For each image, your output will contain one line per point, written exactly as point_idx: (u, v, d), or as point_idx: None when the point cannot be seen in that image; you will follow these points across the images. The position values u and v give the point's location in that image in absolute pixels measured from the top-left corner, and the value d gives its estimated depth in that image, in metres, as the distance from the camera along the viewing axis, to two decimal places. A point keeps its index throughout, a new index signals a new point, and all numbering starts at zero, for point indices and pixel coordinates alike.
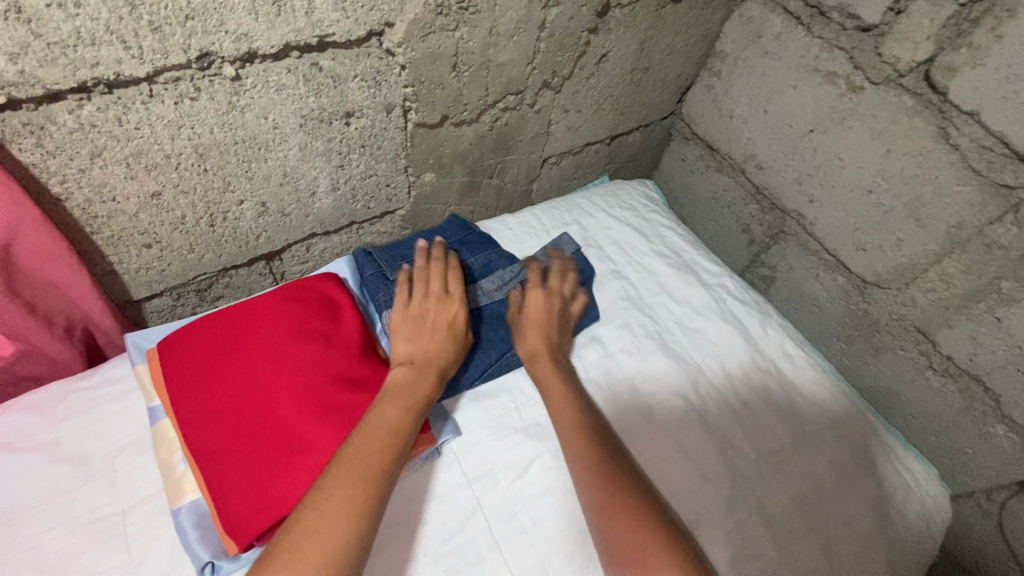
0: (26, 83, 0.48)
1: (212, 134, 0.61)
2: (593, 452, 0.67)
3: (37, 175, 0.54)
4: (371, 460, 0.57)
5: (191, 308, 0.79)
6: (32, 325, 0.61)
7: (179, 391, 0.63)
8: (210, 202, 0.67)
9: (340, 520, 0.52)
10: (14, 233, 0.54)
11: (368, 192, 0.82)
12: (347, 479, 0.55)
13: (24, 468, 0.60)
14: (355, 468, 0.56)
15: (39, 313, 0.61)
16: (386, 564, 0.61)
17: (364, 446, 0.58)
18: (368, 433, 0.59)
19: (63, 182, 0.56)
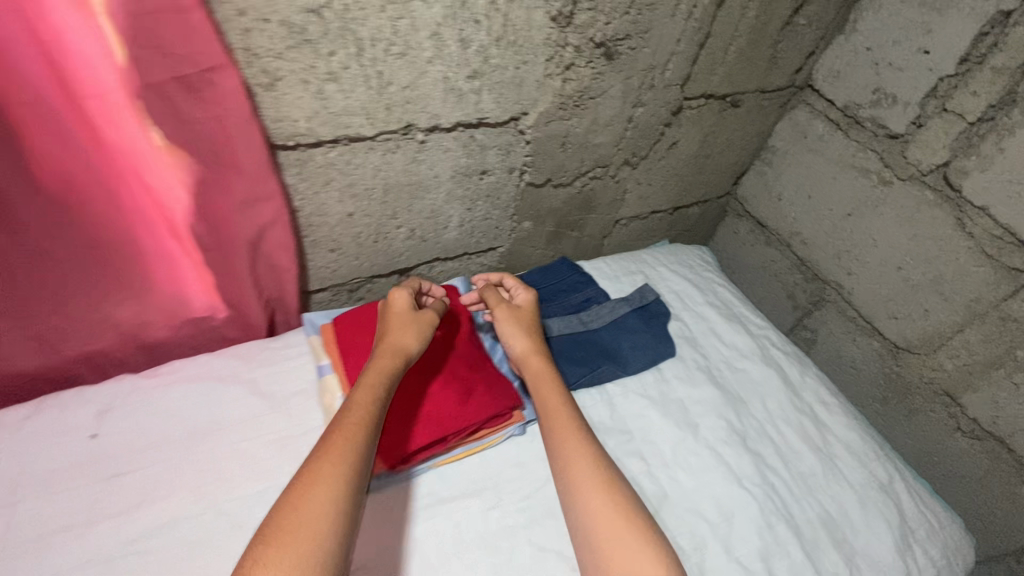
0: (307, 135, 0.75)
1: (395, 177, 0.88)
2: (589, 479, 0.68)
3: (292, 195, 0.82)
4: (348, 439, 0.64)
5: (341, 303, 1.04)
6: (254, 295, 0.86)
7: (347, 354, 0.86)
8: (379, 224, 0.94)
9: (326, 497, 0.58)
10: (270, 229, 0.81)
11: (482, 230, 1.07)
12: (325, 470, 0.60)
13: (232, 394, 0.84)
14: (329, 461, 0.61)
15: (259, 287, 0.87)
16: (480, 504, 0.78)
17: (340, 438, 0.63)
18: (346, 427, 0.65)
19: (302, 200, 0.83)
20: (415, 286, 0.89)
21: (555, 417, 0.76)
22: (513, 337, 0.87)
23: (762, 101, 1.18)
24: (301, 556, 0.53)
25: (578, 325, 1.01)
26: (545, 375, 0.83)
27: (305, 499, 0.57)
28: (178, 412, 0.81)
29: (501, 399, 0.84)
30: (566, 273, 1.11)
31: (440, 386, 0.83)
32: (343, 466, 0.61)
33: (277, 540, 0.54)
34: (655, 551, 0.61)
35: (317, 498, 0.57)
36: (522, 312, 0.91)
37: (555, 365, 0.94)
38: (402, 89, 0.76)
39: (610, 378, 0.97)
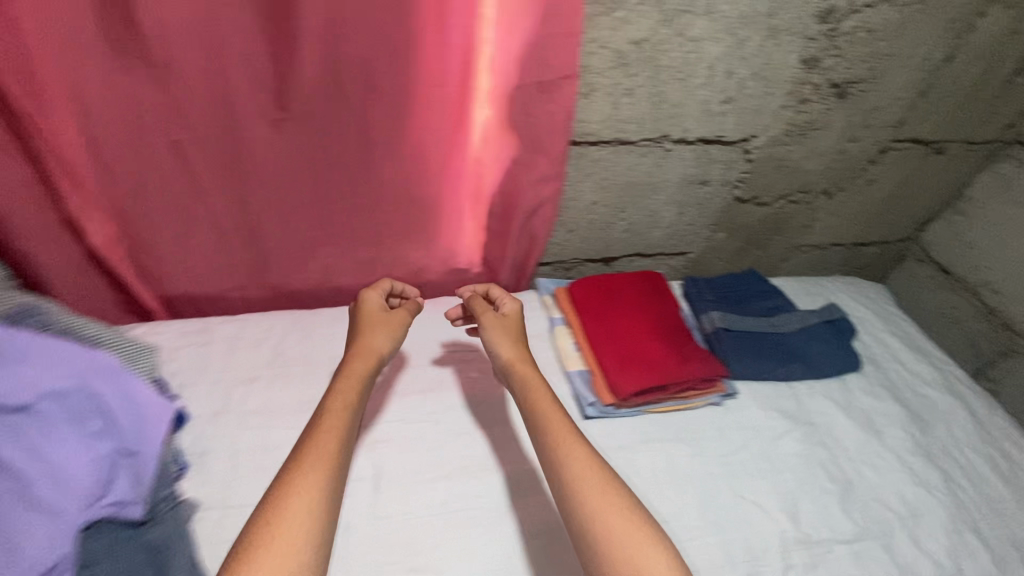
0: (594, 134, 0.97)
1: (638, 177, 1.06)
2: (595, 498, 0.67)
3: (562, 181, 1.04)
4: (313, 471, 0.66)
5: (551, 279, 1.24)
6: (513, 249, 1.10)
7: (581, 306, 1.05)
8: (609, 217, 1.12)
9: (295, 527, 0.60)
10: (542, 204, 1.03)
11: (684, 236, 1.23)
12: (307, 476, 0.65)
13: (491, 328, 1.09)
14: (300, 490, 0.63)
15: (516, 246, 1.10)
16: (690, 448, 0.94)
17: (319, 449, 0.68)
18: (315, 457, 0.67)
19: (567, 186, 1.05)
20: (386, 286, 0.93)
21: (556, 424, 0.75)
22: (500, 343, 0.86)
23: (968, 151, 1.24)
24: (283, 556, 0.58)
25: (768, 326, 1.11)
26: (532, 383, 0.80)
27: (290, 503, 0.62)
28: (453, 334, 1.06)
29: (711, 364, 0.98)
30: (755, 282, 1.20)
31: (660, 344, 0.99)
32: (323, 472, 0.66)
33: (262, 540, 0.59)
34: (636, 514, 0.65)
35: (301, 497, 0.63)
36: (511, 317, 0.90)
37: (751, 355, 1.06)
38: (672, 106, 0.97)
39: (797, 377, 1.07)
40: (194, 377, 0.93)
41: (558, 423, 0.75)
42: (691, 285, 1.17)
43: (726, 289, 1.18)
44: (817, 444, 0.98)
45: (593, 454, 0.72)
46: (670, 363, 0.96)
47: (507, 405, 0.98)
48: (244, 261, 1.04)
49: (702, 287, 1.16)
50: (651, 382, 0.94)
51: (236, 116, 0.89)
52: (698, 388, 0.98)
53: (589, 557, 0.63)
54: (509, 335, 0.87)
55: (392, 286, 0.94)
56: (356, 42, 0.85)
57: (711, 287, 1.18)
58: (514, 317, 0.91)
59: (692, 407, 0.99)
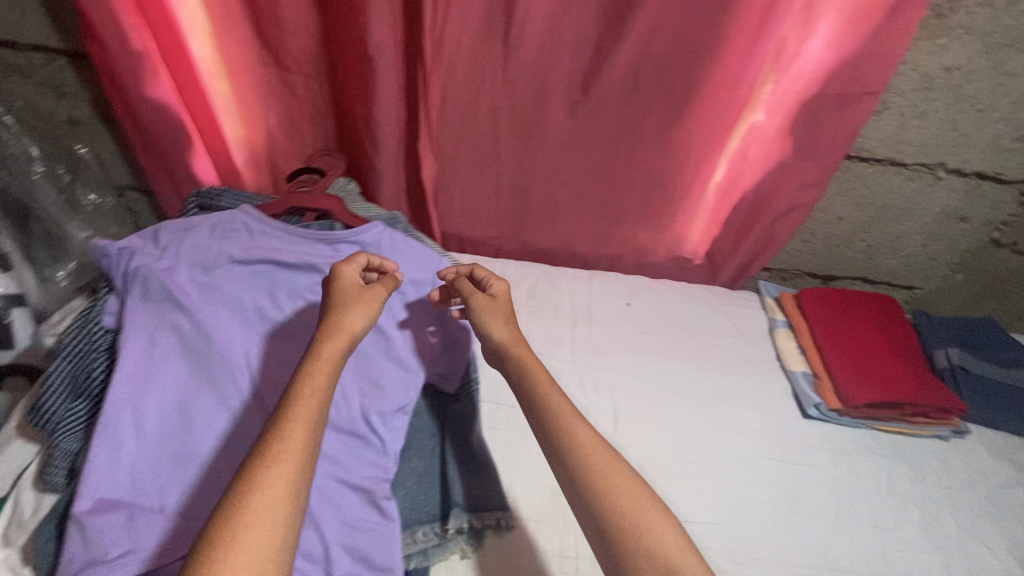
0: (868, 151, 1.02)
1: (896, 200, 1.08)
2: (624, 484, 0.65)
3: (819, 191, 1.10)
4: (281, 468, 0.58)
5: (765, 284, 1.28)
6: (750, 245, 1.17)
7: (811, 314, 1.10)
8: (849, 234, 1.15)
9: (264, 526, 0.54)
10: (795, 209, 1.09)
11: (919, 269, 1.21)
12: (279, 471, 0.58)
13: (713, 314, 1.14)
14: (270, 487, 0.56)
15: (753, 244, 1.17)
16: (913, 471, 0.94)
17: (286, 444, 0.60)
18: (282, 457, 0.59)
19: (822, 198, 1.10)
20: (363, 261, 0.82)
21: (566, 418, 0.70)
22: (491, 323, 0.79)
23: None
24: (253, 558, 0.52)
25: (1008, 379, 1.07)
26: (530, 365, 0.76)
27: (256, 503, 0.55)
28: (678, 311, 1.13)
29: (952, 396, 0.97)
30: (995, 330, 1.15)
31: (896, 365, 1.00)
32: (289, 474, 0.58)
33: (227, 543, 0.52)
34: (650, 498, 0.63)
35: (274, 495, 0.56)
36: (499, 299, 0.81)
37: (987, 401, 1.03)
38: (959, 136, 0.98)
39: None
40: None
41: (573, 417, 0.70)
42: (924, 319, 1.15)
43: (962, 330, 1.14)
44: None
45: (602, 444, 0.68)
46: (906, 383, 0.98)
47: (728, 386, 1.03)
48: (509, 211, 1.23)
49: (936, 323, 1.14)
50: (885, 397, 0.96)
51: (546, 90, 1.06)
52: (930, 417, 0.98)
53: (607, 541, 0.61)
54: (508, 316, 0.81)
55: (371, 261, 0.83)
56: (670, 38, 0.97)
57: (945, 325, 1.15)
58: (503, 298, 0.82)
59: (919, 435, 0.99)
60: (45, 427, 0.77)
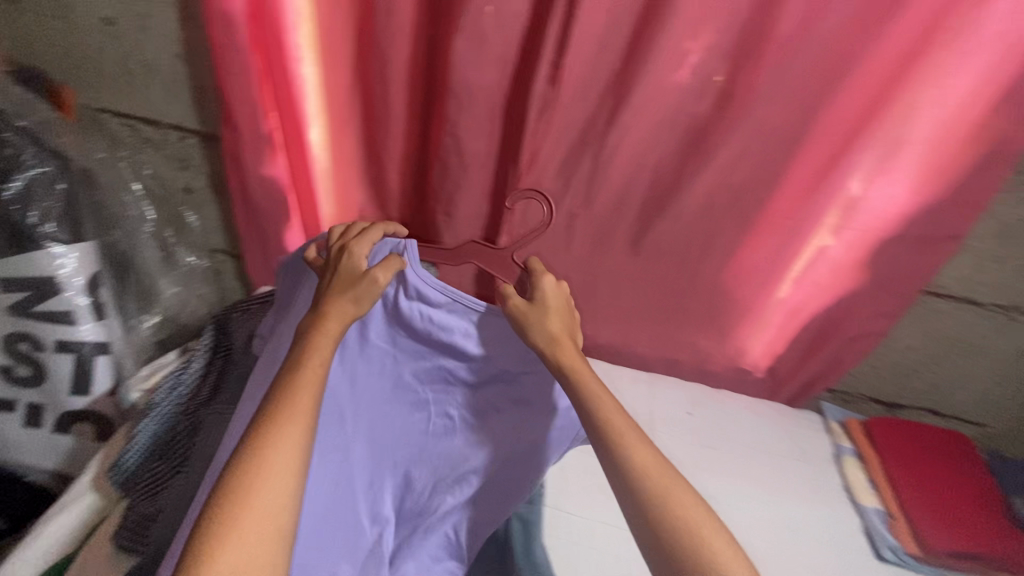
0: (943, 292, 1.03)
1: (969, 337, 1.08)
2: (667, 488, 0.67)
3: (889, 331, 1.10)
4: (294, 426, 0.64)
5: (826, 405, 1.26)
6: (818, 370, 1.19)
7: (881, 443, 1.07)
8: (918, 366, 1.14)
9: (274, 483, 0.59)
10: (866, 339, 1.11)
11: (992, 407, 1.17)
12: (289, 431, 0.63)
13: (776, 434, 1.11)
14: (281, 441, 0.62)
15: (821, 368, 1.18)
16: None
17: (281, 419, 0.64)
18: (295, 414, 0.65)
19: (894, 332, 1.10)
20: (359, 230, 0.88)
21: (617, 417, 0.74)
22: (551, 321, 0.85)
23: None
24: (264, 516, 0.56)
25: None
26: (567, 345, 0.84)
27: (269, 454, 0.60)
28: (738, 428, 1.11)
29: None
30: None
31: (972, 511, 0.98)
32: (300, 431, 0.64)
33: (242, 497, 0.57)
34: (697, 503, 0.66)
35: (280, 461, 0.60)
36: (557, 293, 0.88)
37: None
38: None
39: None
40: None
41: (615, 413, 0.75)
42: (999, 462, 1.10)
43: None
44: None
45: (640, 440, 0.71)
46: (987, 536, 0.94)
47: (797, 517, 0.98)
48: None
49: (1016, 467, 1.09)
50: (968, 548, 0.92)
51: (625, 204, 1.11)
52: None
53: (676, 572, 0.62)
54: (562, 308, 0.87)
55: (384, 236, 0.89)
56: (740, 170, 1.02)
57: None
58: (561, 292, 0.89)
59: None
60: (122, 484, 0.82)
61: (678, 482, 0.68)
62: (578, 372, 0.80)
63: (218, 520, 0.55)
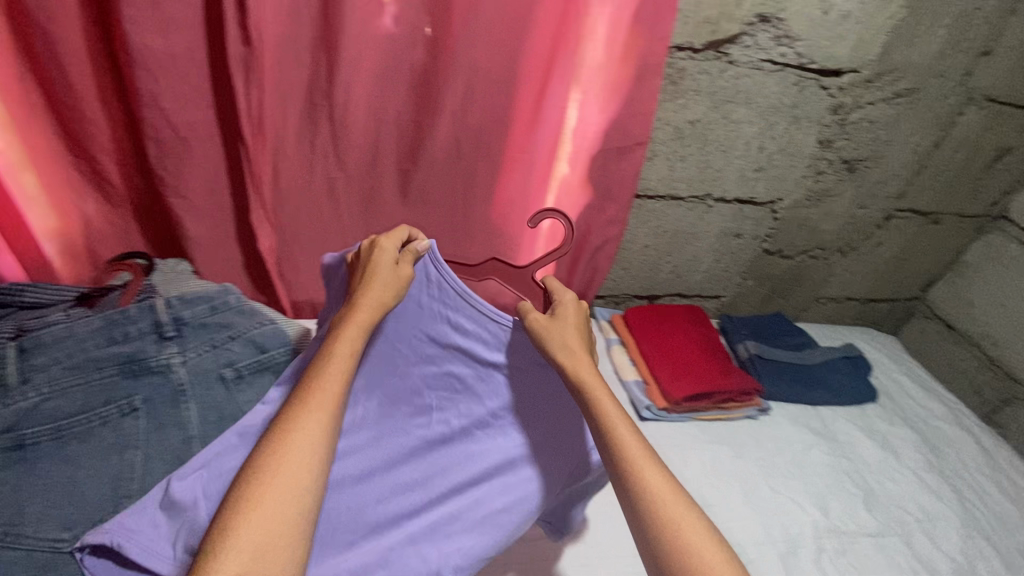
0: (652, 192, 1.25)
1: (684, 226, 1.32)
2: (662, 494, 0.64)
3: (626, 233, 1.31)
4: (313, 422, 0.64)
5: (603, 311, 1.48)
6: (584, 281, 1.36)
7: (636, 328, 1.25)
8: (656, 258, 1.37)
9: (288, 486, 0.59)
10: (610, 244, 1.28)
11: (721, 281, 1.45)
12: (304, 426, 0.64)
13: None
14: (304, 438, 0.63)
15: (586, 279, 1.35)
16: (736, 451, 1.09)
17: (302, 422, 0.64)
18: (320, 402, 0.66)
19: (630, 233, 1.32)
20: (398, 235, 0.87)
21: (640, 453, 0.67)
22: (551, 337, 0.81)
23: (959, 223, 1.47)
24: (275, 515, 0.57)
25: (798, 361, 1.28)
26: (580, 368, 0.76)
27: (286, 453, 0.61)
28: None
29: (749, 379, 1.15)
30: (784, 323, 1.40)
31: (705, 361, 1.17)
32: (320, 423, 0.65)
33: (246, 502, 0.58)
34: (689, 507, 0.63)
35: (294, 460, 0.61)
36: (574, 309, 0.85)
37: (781, 380, 1.23)
38: (708, 171, 1.23)
39: (823, 402, 1.23)
40: None
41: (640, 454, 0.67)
42: (727, 322, 1.36)
43: (759, 326, 1.37)
44: (841, 455, 1.13)
45: (644, 454, 0.68)
46: (714, 376, 1.13)
47: None
48: None
49: (738, 322, 1.36)
50: (699, 389, 1.11)
51: (379, 162, 1.14)
52: (735, 403, 1.15)
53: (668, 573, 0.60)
54: (585, 333, 0.83)
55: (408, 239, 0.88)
56: (466, 113, 1.09)
57: (745, 324, 1.37)
58: (582, 318, 0.85)
59: (731, 420, 1.15)
60: None
61: (677, 489, 0.65)
62: (593, 395, 0.73)
63: (225, 520, 0.57)
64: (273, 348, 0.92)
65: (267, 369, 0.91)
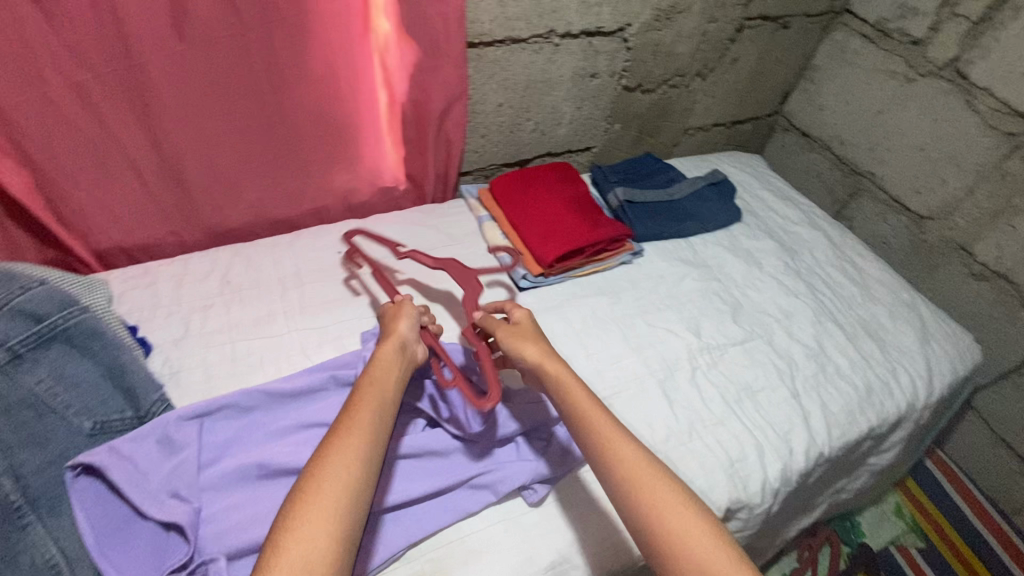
0: (488, 37, 1.09)
1: (534, 74, 1.19)
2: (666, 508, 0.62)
3: (473, 92, 1.16)
4: (355, 433, 0.64)
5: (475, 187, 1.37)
6: (442, 160, 1.22)
7: (503, 199, 1.21)
8: (514, 118, 1.25)
9: (330, 505, 0.57)
10: (455, 108, 1.14)
11: (586, 131, 1.38)
12: (349, 441, 0.63)
13: (424, 233, 1.18)
14: (347, 448, 0.62)
15: (442, 156, 1.22)
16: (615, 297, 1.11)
17: (341, 445, 0.62)
18: (364, 406, 0.67)
19: (478, 93, 1.17)
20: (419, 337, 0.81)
21: (638, 466, 0.66)
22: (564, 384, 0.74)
23: (807, 24, 1.44)
24: (308, 539, 0.55)
25: (665, 198, 1.30)
26: (569, 383, 0.74)
27: (328, 468, 0.60)
28: (390, 241, 1.15)
29: (618, 227, 1.15)
30: (652, 163, 1.38)
31: (573, 218, 1.16)
32: (361, 439, 0.63)
33: (286, 523, 0.56)
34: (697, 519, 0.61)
35: (336, 475, 0.60)
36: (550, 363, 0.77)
37: (651, 220, 1.24)
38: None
39: (692, 232, 1.27)
40: (150, 312, 0.97)
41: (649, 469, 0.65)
42: (598, 172, 1.34)
43: (628, 172, 1.36)
44: (710, 277, 1.18)
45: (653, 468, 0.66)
46: (582, 230, 1.13)
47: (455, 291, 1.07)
48: (170, 201, 1.04)
49: (607, 171, 1.34)
50: (569, 245, 1.10)
51: (137, 52, 0.86)
52: (607, 253, 1.16)
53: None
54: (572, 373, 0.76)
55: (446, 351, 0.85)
56: None
57: (614, 172, 1.35)
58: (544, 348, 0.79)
59: (606, 269, 1.16)
60: None
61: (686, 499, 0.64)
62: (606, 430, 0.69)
63: (273, 543, 0.55)
64: (51, 312, 0.76)
65: (52, 338, 0.76)
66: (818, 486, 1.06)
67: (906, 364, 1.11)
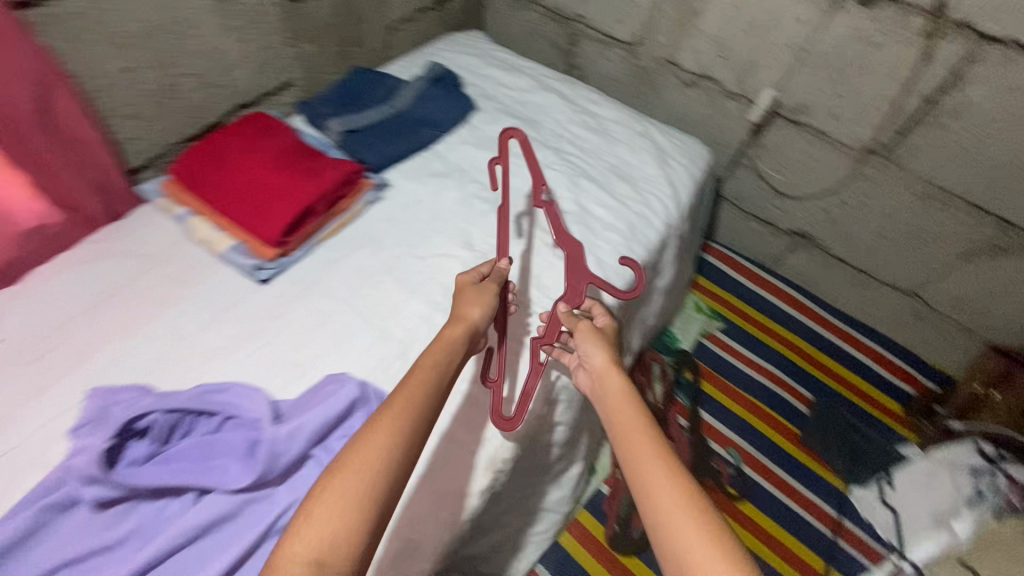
0: None
1: (152, 15, 0.92)
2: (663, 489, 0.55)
3: (76, 67, 0.86)
4: (376, 431, 0.55)
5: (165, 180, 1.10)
6: (93, 172, 0.93)
7: (195, 185, 0.97)
8: (162, 79, 0.98)
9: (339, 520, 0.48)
10: (60, 100, 0.84)
11: (270, 66, 1.15)
12: (377, 435, 0.54)
13: (111, 267, 0.91)
14: (371, 444, 0.53)
15: (89, 167, 0.92)
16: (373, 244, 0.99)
17: (361, 443, 0.53)
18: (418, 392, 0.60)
19: (87, 66, 0.87)
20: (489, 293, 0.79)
21: (643, 447, 0.59)
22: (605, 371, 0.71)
23: None
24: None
25: (390, 112, 1.17)
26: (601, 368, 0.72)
27: (338, 479, 0.51)
28: (65, 296, 0.87)
29: (345, 168, 1.00)
30: (363, 77, 1.21)
31: (286, 173, 0.95)
32: (393, 428, 0.55)
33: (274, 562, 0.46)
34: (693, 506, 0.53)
35: (347, 484, 0.50)
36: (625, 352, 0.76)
37: (381, 143, 1.11)
38: None
39: (431, 140, 1.17)
40: None
41: (650, 447, 0.59)
42: (304, 109, 1.14)
43: (338, 97, 1.17)
44: (463, 180, 1.11)
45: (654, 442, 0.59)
46: (303, 186, 0.94)
47: (182, 319, 0.87)
48: None
49: (313, 106, 1.15)
50: (294, 211, 0.92)
51: None
52: (345, 201, 1.01)
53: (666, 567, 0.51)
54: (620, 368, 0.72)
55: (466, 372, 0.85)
56: None
57: (323, 103, 1.16)
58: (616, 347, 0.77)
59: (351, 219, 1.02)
60: None
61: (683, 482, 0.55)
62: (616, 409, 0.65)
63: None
64: None
65: None
66: (623, 328, 1.15)
67: (654, 189, 1.19)
